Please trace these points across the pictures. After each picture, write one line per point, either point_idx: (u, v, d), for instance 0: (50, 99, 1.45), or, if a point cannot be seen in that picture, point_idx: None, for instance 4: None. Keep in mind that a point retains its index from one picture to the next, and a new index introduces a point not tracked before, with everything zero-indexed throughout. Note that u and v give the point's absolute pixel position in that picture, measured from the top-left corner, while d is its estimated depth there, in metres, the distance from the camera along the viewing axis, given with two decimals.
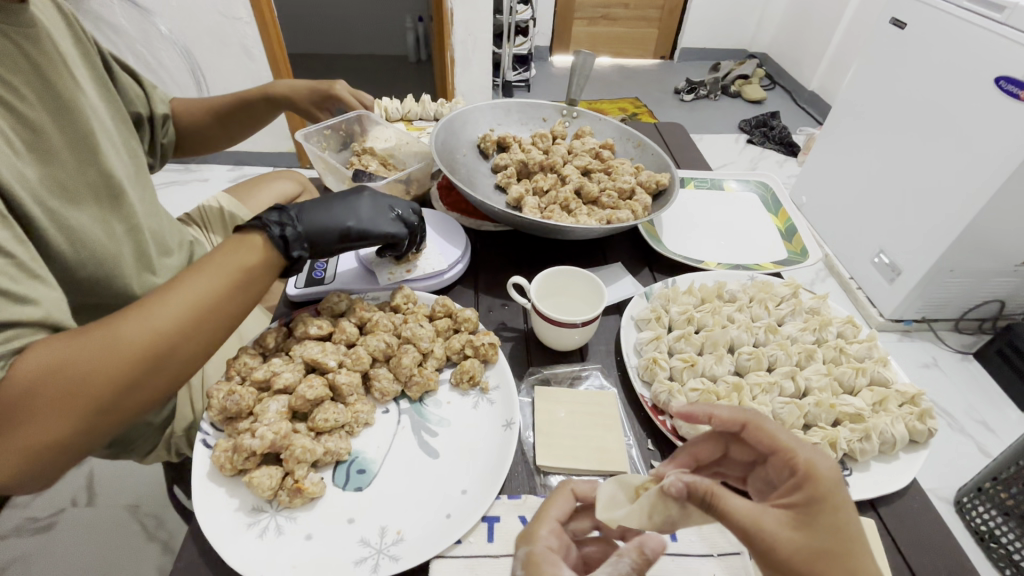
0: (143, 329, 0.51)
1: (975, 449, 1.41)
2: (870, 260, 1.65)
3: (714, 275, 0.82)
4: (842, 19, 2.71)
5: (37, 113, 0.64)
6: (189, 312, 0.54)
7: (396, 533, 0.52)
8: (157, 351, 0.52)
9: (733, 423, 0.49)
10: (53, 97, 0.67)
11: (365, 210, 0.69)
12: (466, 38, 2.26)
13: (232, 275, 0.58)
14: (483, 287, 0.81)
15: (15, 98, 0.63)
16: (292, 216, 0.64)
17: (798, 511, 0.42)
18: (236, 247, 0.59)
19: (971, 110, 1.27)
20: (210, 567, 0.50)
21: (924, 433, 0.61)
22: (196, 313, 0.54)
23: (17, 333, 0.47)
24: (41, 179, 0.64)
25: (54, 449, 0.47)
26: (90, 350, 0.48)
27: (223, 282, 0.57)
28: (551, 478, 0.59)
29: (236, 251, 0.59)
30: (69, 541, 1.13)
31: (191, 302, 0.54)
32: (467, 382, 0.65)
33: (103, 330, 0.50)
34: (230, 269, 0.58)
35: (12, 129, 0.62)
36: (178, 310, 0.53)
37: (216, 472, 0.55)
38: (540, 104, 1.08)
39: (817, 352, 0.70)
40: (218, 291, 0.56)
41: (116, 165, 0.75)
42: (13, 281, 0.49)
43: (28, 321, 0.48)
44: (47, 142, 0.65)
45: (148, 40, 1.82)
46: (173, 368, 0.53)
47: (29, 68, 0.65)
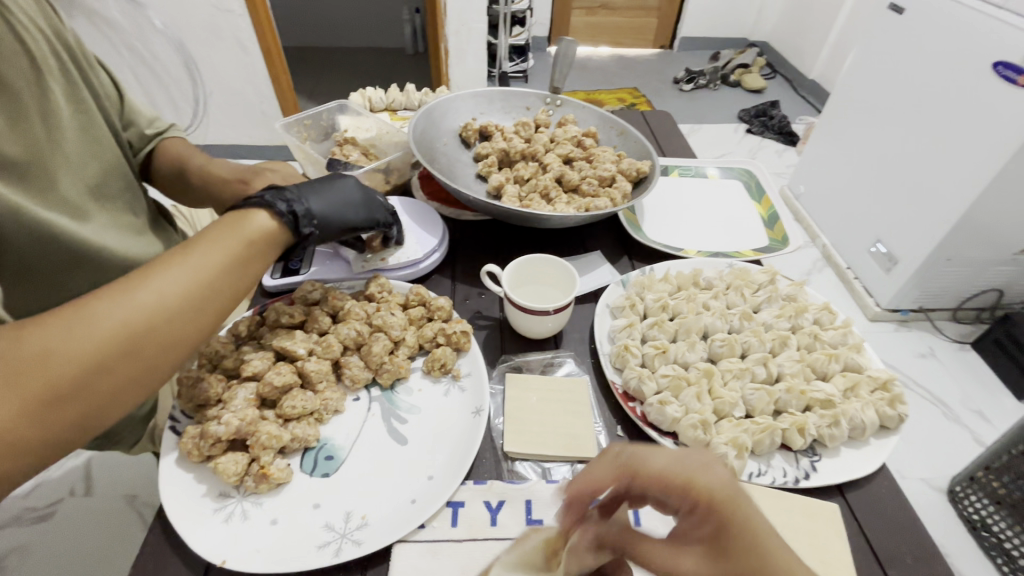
0: (122, 306, 0.47)
1: (970, 438, 1.41)
2: (866, 251, 1.63)
3: (692, 263, 0.81)
4: (843, 7, 2.67)
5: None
6: (172, 289, 0.50)
7: (360, 518, 0.52)
8: (140, 328, 0.47)
9: (608, 473, 0.44)
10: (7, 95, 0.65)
11: (358, 193, 0.71)
12: (460, 28, 2.25)
13: (222, 255, 0.54)
14: (461, 277, 0.81)
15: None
16: (295, 195, 0.64)
17: (710, 542, 0.40)
18: (229, 229, 0.56)
19: (970, 98, 1.25)
20: (176, 553, 0.50)
21: (894, 419, 0.61)
22: (191, 289, 0.51)
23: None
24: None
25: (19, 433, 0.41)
26: (61, 328, 0.44)
27: (213, 261, 0.53)
28: (518, 464, 0.59)
29: (227, 230, 0.56)
30: (68, 529, 1.15)
31: (177, 279, 0.50)
32: (438, 369, 0.65)
33: (76, 309, 0.46)
34: (222, 249, 0.54)
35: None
36: (162, 286, 0.49)
37: (184, 459, 0.55)
38: (523, 92, 1.07)
39: (791, 339, 0.69)
40: (212, 268, 0.53)
41: (76, 158, 0.73)
42: None
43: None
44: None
45: (142, 33, 1.82)
46: (153, 354, 0.48)
47: None
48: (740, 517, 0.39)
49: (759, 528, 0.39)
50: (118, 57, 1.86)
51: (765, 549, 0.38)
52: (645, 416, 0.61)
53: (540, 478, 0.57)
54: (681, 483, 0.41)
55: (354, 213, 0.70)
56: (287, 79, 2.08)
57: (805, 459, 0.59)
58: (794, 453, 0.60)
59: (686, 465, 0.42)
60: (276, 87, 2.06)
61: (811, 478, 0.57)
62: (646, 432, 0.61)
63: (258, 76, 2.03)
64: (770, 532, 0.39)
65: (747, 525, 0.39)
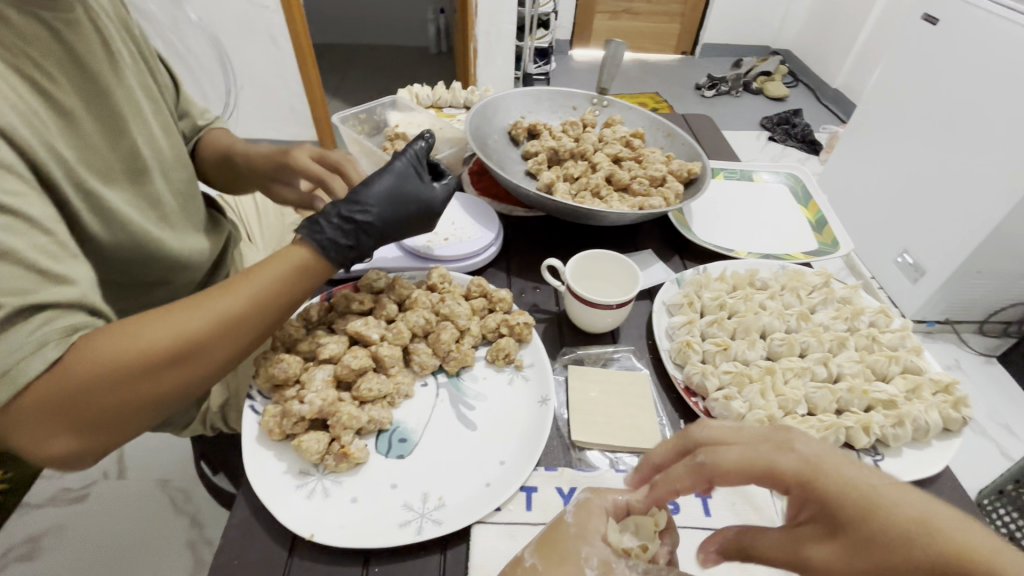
0: (205, 346, 0.52)
1: (996, 452, 1.36)
2: (893, 260, 1.68)
3: (746, 263, 0.82)
4: (869, 17, 2.67)
5: (62, 86, 0.62)
6: (245, 331, 0.56)
7: (437, 499, 0.54)
8: (209, 350, 0.53)
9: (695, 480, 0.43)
10: (85, 80, 0.64)
11: (418, 215, 0.71)
12: (490, 29, 2.27)
13: (287, 298, 0.59)
14: (516, 270, 0.83)
15: (40, 75, 0.60)
16: (356, 233, 0.65)
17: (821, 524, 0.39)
18: (302, 271, 0.60)
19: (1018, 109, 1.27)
20: (263, 527, 0.52)
21: (958, 421, 0.61)
22: (258, 320, 0.56)
23: (58, 314, 0.46)
24: (64, 149, 0.62)
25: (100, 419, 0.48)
26: (149, 354, 0.49)
27: (281, 303, 0.58)
28: (586, 453, 0.60)
29: (300, 270, 0.60)
30: (103, 511, 1.16)
31: (251, 323, 0.56)
32: (503, 359, 0.67)
33: (169, 335, 0.50)
34: (291, 294, 0.59)
35: (42, 109, 0.60)
36: (238, 330, 0.55)
37: (265, 437, 0.57)
38: (570, 92, 1.08)
39: (849, 340, 0.70)
40: (278, 303, 0.58)
41: (148, 141, 0.74)
42: (54, 259, 0.47)
43: (65, 303, 0.47)
44: (75, 117, 0.63)
45: (178, 26, 1.84)
46: (215, 369, 0.55)
47: (63, 51, 0.62)
48: (836, 479, 0.39)
49: (852, 481, 0.39)
50: None
51: (877, 507, 0.38)
52: (710, 410, 0.62)
53: (609, 467, 0.58)
54: (762, 470, 0.41)
55: (416, 224, 0.72)
56: (317, 76, 2.11)
57: (868, 458, 0.60)
58: (857, 452, 0.60)
59: (759, 454, 0.42)
60: (306, 83, 2.09)
61: None
62: None
63: (289, 72, 2.06)
64: (871, 482, 0.39)
65: (845, 486, 0.39)
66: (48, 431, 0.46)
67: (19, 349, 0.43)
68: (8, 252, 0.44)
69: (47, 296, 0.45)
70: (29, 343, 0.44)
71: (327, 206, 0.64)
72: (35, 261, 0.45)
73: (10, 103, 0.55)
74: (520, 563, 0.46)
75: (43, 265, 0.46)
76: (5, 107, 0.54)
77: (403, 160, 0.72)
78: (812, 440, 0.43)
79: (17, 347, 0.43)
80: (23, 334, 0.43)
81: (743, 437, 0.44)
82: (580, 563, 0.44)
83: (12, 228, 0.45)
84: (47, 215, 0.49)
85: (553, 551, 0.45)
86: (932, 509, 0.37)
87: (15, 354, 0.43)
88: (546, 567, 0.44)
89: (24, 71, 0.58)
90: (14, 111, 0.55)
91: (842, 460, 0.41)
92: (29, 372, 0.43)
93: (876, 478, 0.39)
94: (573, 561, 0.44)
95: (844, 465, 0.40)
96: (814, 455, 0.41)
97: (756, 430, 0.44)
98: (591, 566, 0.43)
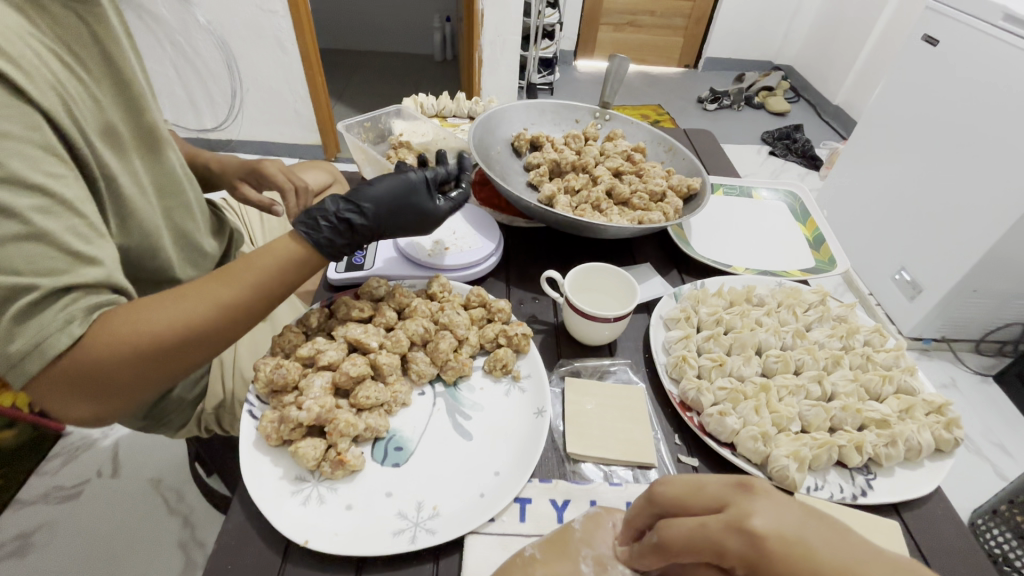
0: (206, 332, 0.56)
1: (991, 472, 1.36)
2: (891, 277, 1.69)
3: (743, 280, 0.83)
4: (871, 35, 2.69)
5: (90, 75, 0.62)
6: (245, 316, 0.59)
7: (432, 508, 0.54)
8: (216, 332, 0.57)
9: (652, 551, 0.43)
10: (113, 69, 0.65)
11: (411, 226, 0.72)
12: (495, 39, 2.29)
13: (285, 284, 0.62)
14: (515, 280, 0.83)
15: (72, 62, 0.60)
16: (348, 233, 0.66)
17: None
18: (300, 258, 0.62)
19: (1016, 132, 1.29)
20: (258, 531, 0.52)
21: (951, 442, 0.62)
22: (259, 303, 0.60)
23: (84, 293, 0.49)
24: (94, 133, 0.62)
25: (117, 391, 0.53)
26: (161, 337, 0.53)
27: (279, 288, 0.61)
28: (581, 465, 0.60)
29: (297, 257, 0.62)
30: (94, 509, 1.16)
31: (250, 309, 0.59)
32: (500, 369, 0.67)
33: (176, 319, 0.54)
34: (288, 282, 0.62)
35: (82, 95, 0.60)
36: (238, 316, 0.58)
37: (262, 442, 0.58)
38: (573, 105, 1.09)
39: (844, 359, 0.70)
40: (277, 287, 0.61)
41: (159, 125, 0.73)
42: (87, 241, 0.50)
43: (89, 283, 0.49)
44: (102, 102, 0.63)
45: (187, 29, 1.86)
46: (221, 346, 0.59)
47: (93, 42, 0.62)
48: (785, 567, 0.36)
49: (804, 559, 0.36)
50: (160, 51, 1.90)
51: None
52: (704, 425, 0.62)
53: (604, 480, 0.59)
54: (707, 551, 0.39)
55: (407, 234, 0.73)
56: (323, 80, 2.12)
57: (860, 477, 0.60)
58: (849, 470, 0.61)
59: (705, 534, 0.39)
60: (311, 88, 2.11)
61: (867, 496, 0.58)
62: (704, 441, 0.62)
63: (295, 76, 2.07)
64: (819, 553, 0.36)
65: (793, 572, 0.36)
66: (69, 401, 0.51)
67: (49, 323, 0.46)
68: (41, 233, 0.46)
69: (79, 277, 0.48)
70: (58, 317, 0.47)
71: (327, 202, 0.66)
72: (68, 242, 0.48)
73: (54, 87, 0.55)
74: (521, 553, 0.48)
75: (75, 246, 0.48)
76: (49, 92, 0.54)
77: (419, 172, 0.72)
78: (770, 505, 0.38)
79: (47, 322, 0.46)
80: (55, 308, 0.47)
81: (699, 502, 0.41)
82: (575, 560, 0.47)
83: (47, 210, 0.47)
84: (80, 199, 0.51)
85: (552, 544, 0.49)
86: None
87: (50, 326, 0.46)
88: (543, 556, 0.47)
89: (60, 56, 0.58)
90: (56, 95, 0.55)
91: (799, 524, 0.37)
92: (59, 344, 0.47)
93: (823, 547, 0.37)
94: (571, 560, 0.47)
95: (803, 535, 0.37)
96: (769, 532, 0.37)
97: (714, 488, 0.41)
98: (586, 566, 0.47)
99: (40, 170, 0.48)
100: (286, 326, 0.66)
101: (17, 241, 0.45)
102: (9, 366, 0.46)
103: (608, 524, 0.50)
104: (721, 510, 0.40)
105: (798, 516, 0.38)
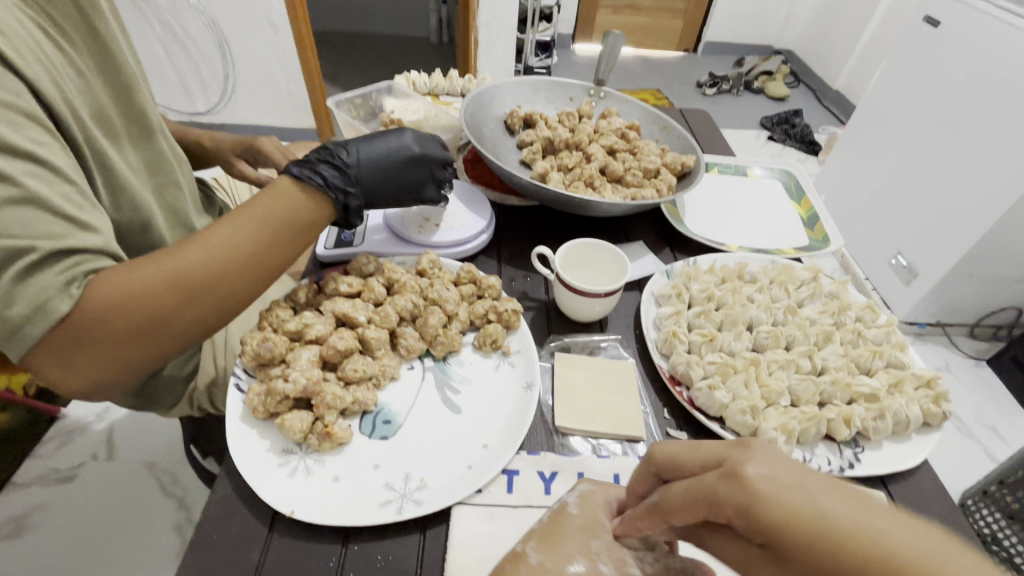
0: (200, 287, 0.54)
1: (982, 454, 1.37)
2: (888, 262, 1.69)
3: (735, 257, 0.83)
4: (872, 18, 2.66)
5: (75, 45, 0.61)
6: (244, 268, 0.57)
7: (419, 480, 0.54)
8: (212, 289, 0.55)
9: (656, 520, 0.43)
10: (98, 41, 0.63)
11: (400, 167, 0.71)
12: (491, 20, 2.25)
13: (284, 232, 0.60)
14: (506, 258, 0.83)
15: (56, 32, 0.59)
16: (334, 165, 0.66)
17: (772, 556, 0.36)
18: (297, 214, 0.61)
19: (1017, 113, 1.27)
20: (245, 502, 0.52)
21: (938, 416, 0.62)
22: (255, 259, 0.58)
23: (85, 258, 0.49)
24: (81, 106, 0.61)
25: (116, 357, 0.51)
26: (151, 291, 0.51)
27: (279, 237, 0.59)
28: (569, 439, 0.60)
29: (294, 204, 0.61)
30: (89, 491, 1.16)
31: (248, 259, 0.57)
32: (489, 344, 0.67)
33: (166, 273, 0.52)
34: (284, 237, 0.60)
35: (65, 67, 0.59)
36: (234, 273, 0.56)
37: (249, 415, 0.57)
38: (567, 83, 1.08)
39: (834, 334, 0.70)
40: (272, 242, 0.59)
41: (148, 102, 0.72)
42: (77, 208, 0.50)
43: (88, 248, 0.49)
44: (87, 76, 0.62)
45: (176, 8, 1.82)
46: (220, 308, 0.56)
47: (77, 11, 0.61)
48: (772, 511, 0.35)
49: (797, 511, 0.34)
50: (150, 32, 1.87)
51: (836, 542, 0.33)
52: (693, 399, 0.62)
53: (592, 453, 0.59)
54: (703, 505, 0.38)
55: (399, 179, 0.71)
56: (316, 62, 2.09)
57: (848, 450, 0.60)
58: (837, 444, 0.61)
59: (700, 486, 0.39)
60: (304, 70, 2.07)
61: (855, 469, 0.58)
62: (693, 415, 0.62)
63: (288, 58, 2.04)
64: (826, 509, 0.34)
65: (789, 518, 0.34)
66: (65, 367, 0.50)
67: (48, 286, 0.46)
68: (34, 196, 0.45)
69: (78, 242, 0.48)
70: (58, 279, 0.46)
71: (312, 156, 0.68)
72: (59, 207, 0.47)
73: (37, 57, 0.54)
74: (524, 558, 0.45)
75: (70, 212, 0.48)
76: (33, 61, 0.53)
77: (411, 133, 0.75)
78: (766, 455, 0.38)
79: (46, 285, 0.46)
80: (55, 271, 0.46)
81: (697, 459, 0.41)
82: (590, 558, 0.45)
83: (38, 175, 0.47)
84: (68, 167, 0.51)
85: (557, 545, 0.46)
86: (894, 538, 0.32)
87: (49, 288, 0.46)
88: (552, 562, 0.45)
89: (46, 26, 0.57)
90: (40, 65, 0.54)
91: (796, 476, 0.36)
92: (60, 307, 0.46)
93: (837, 504, 0.34)
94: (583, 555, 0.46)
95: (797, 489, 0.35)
96: (761, 480, 0.36)
97: (714, 446, 0.41)
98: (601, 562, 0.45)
99: (24, 137, 0.47)
100: (274, 301, 0.65)
101: (11, 204, 0.44)
102: (10, 333, 0.46)
103: (601, 501, 0.50)
104: (718, 465, 0.39)
105: (792, 467, 0.37)
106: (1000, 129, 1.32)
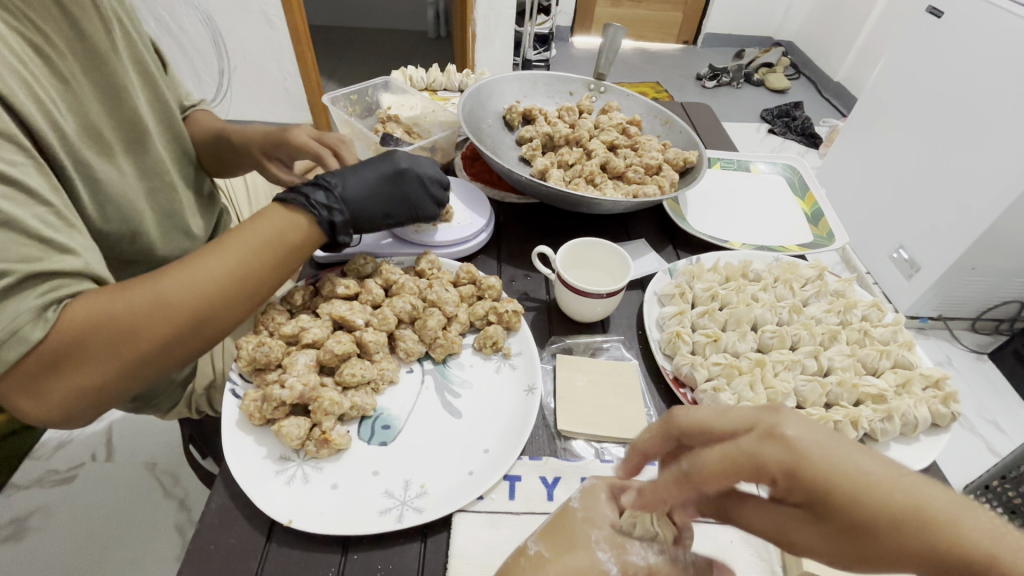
0: (181, 312, 0.52)
1: (983, 447, 1.37)
2: (889, 256, 1.68)
3: (740, 255, 0.81)
4: (874, 9, 2.63)
5: (60, 51, 0.59)
6: (227, 286, 0.55)
7: (419, 487, 0.53)
8: (196, 314, 0.53)
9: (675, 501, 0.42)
10: (85, 46, 0.62)
11: (389, 187, 0.69)
12: (489, 13, 2.21)
13: (270, 252, 0.58)
14: (506, 258, 0.81)
15: (38, 38, 0.57)
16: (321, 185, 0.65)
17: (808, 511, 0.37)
18: (283, 236, 0.60)
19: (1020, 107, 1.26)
20: (239, 511, 0.51)
21: (948, 417, 0.61)
22: (239, 281, 0.56)
23: (64, 282, 0.48)
24: (66, 117, 0.59)
25: (94, 386, 0.50)
26: (131, 315, 0.49)
27: (266, 260, 0.58)
28: (571, 442, 0.59)
29: (281, 225, 0.60)
30: (89, 492, 1.15)
31: (232, 276, 0.55)
32: (490, 347, 0.65)
33: (146, 297, 0.50)
34: (272, 259, 0.58)
35: (44, 75, 0.58)
36: (219, 296, 0.54)
37: (245, 421, 0.56)
38: (568, 77, 1.06)
39: (841, 334, 0.70)
40: (257, 263, 0.57)
41: (142, 108, 0.71)
42: (53, 229, 0.49)
43: (69, 270, 0.49)
44: (73, 84, 0.61)
45: (170, 4, 1.80)
46: (203, 333, 0.55)
47: (60, 13, 0.59)
48: (828, 473, 0.35)
49: (841, 470, 0.35)
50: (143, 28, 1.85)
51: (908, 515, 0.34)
52: (697, 401, 0.61)
53: (594, 457, 0.58)
54: (743, 472, 0.37)
55: (388, 200, 0.69)
56: (312, 57, 2.07)
57: None
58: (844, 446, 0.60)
59: (738, 451, 0.37)
60: (300, 65, 2.05)
61: None
62: None
63: (284, 53, 2.01)
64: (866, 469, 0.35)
65: (836, 478, 0.35)
66: (38, 398, 0.48)
67: (24, 311, 0.44)
68: (8, 220, 0.45)
69: (55, 264, 0.48)
70: (34, 304, 0.45)
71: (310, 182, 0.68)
72: (34, 229, 0.47)
73: (12, 68, 0.53)
74: (525, 551, 0.44)
75: (44, 234, 0.48)
76: (6, 73, 0.52)
77: (404, 154, 0.72)
78: (799, 418, 0.38)
79: (22, 309, 0.44)
80: (32, 295, 0.45)
81: (725, 425, 0.40)
82: (591, 549, 0.44)
83: (10, 197, 0.46)
84: (43, 186, 0.50)
85: (558, 537, 0.45)
86: (924, 492, 0.35)
87: (24, 313, 0.44)
88: (554, 555, 0.44)
89: (24, 34, 0.56)
90: (15, 80, 0.53)
91: (832, 438, 0.36)
92: (36, 333, 0.45)
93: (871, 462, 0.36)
94: (586, 549, 0.44)
95: (837, 449, 0.36)
96: (804, 441, 0.36)
97: (739, 410, 0.40)
98: (603, 550, 0.44)
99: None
100: (270, 305, 0.64)
101: None
102: None
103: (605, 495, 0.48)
104: (749, 431, 0.38)
105: (824, 426, 0.37)
106: (1000, 124, 1.31)
